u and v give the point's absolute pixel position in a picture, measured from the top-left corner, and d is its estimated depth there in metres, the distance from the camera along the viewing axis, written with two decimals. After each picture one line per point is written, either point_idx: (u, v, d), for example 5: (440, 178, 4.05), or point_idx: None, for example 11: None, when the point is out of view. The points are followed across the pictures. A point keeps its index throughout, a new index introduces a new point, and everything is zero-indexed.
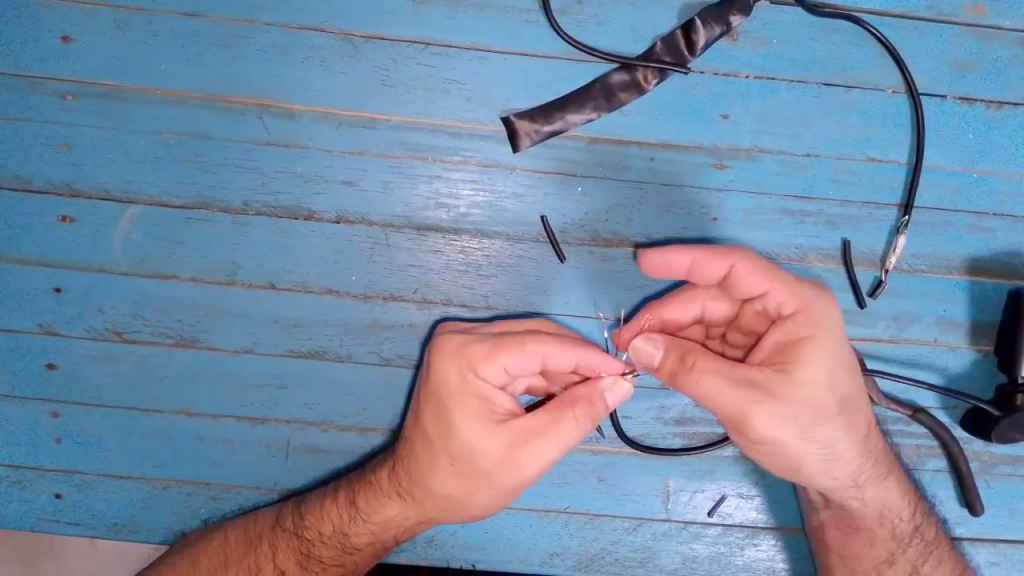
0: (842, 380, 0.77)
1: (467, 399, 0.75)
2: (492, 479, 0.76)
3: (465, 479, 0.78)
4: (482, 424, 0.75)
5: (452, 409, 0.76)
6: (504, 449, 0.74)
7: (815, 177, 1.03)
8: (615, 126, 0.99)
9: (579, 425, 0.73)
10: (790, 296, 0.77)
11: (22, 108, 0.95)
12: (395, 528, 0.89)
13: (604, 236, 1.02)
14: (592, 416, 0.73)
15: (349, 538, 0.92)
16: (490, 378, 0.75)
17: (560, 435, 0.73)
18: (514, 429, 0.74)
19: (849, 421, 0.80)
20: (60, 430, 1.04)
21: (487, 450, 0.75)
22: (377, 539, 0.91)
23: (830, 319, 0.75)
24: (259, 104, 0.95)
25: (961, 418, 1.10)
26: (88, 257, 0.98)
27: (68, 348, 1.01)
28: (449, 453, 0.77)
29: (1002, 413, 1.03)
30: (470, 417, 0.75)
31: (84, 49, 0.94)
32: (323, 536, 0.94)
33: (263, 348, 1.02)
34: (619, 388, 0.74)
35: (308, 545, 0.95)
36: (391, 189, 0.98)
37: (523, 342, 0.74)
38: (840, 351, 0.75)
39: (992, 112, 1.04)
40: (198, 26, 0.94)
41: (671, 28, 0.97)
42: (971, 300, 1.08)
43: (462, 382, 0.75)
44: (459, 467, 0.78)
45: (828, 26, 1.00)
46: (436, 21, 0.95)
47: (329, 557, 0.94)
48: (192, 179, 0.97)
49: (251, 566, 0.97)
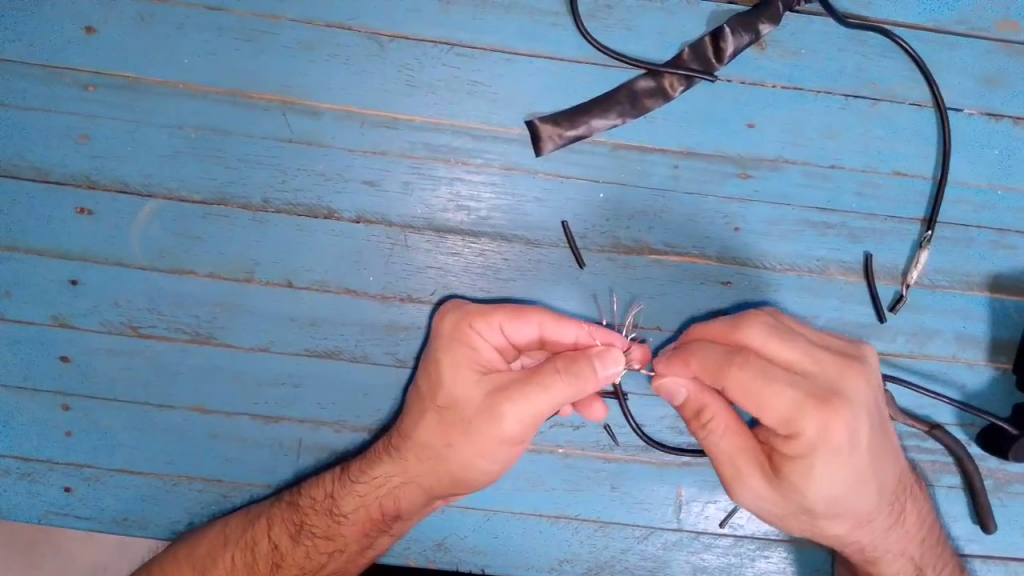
0: (833, 494, 0.74)
1: (456, 348, 0.75)
2: (469, 429, 0.74)
3: (445, 430, 0.76)
4: (466, 371, 0.75)
5: (440, 357, 0.76)
6: (485, 399, 0.73)
7: (840, 189, 1.03)
8: (640, 132, 0.98)
9: (565, 384, 0.69)
10: (782, 419, 0.69)
11: (41, 97, 0.93)
12: (379, 492, 0.86)
13: (624, 243, 1.01)
14: (577, 385, 0.68)
15: (337, 503, 0.89)
16: (484, 334, 0.76)
17: (545, 388, 0.69)
18: (498, 378, 0.73)
19: (852, 515, 0.78)
20: (72, 423, 1.01)
21: (467, 398, 0.74)
22: (364, 506, 0.87)
23: (829, 445, 0.70)
24: (282, 100, 0.94)
25: (977, 436, 1.09)
26: (105, 248, 0.96)
27: (81, 341, 0.99)
28: (434, 401, 0.77)
29: (1019, 432, 1.02)
30: (457, 365, 0.75)
31: (107, 40, 0.92)
32: (315, 503, 0.91)
33: (278, 346, 1.00)
34: (611, 357, 0.69)
35: (301, 516, 0.92)
36: (411, 190, 0.97)
37: (524, 308, 0.77)
38: (838, 469, 0.71)
39: (1018, 129, 1.03)
40: (221, 20, 0.92)
41: (699, 35, 0.96)
42: (990, 317, 1.08)
43: (455, 333, 0.76)
44: (440, 416, 0.76)
45: (858, 39, 0.99)
46: (463, 22, 0.94)
47: (319, 527, 0.90)
48: (212, 175, 0.95)
49: (248, 542, 0.94)
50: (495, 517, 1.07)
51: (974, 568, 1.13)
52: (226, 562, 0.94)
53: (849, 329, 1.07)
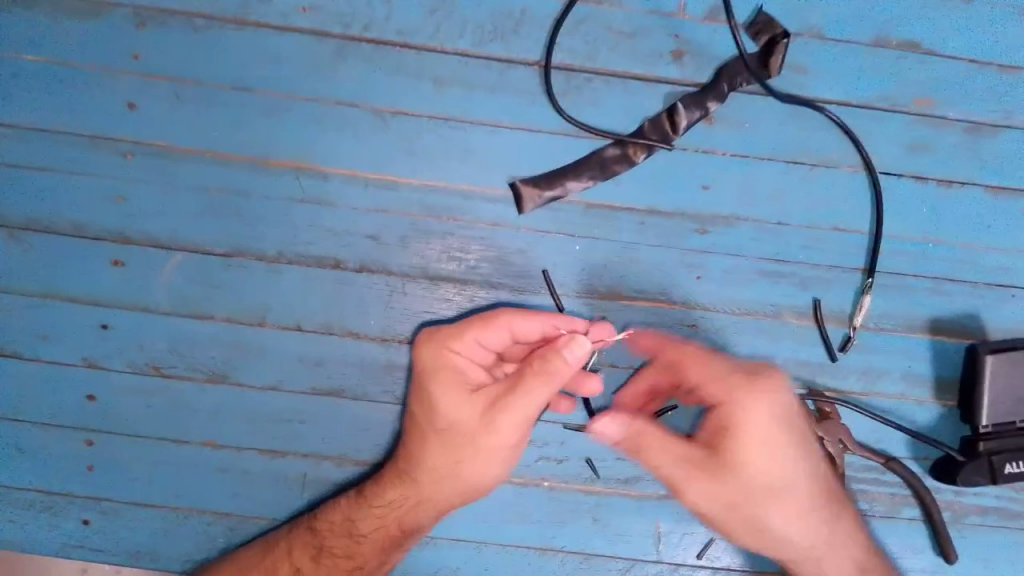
0: (761, 476, 0.91)
1: (443, 376, 0.88)
2: (472, 445, 0.86)
3: (449, 451, 0.88)
4: (456, 393, 0.87)
5: (428, 385, 0.88)
6: (479, 415, 0.85)
7: (788, 242, 1.16)
8: (610, 193, 1.13)
9: (547, 385, 0.79)
10: (716, 385, 0.92)
11: (86, 164, 1.07)
12: (397, 511, 0.97)
13: (599, 289, 1.15)
14: (554, 378, 0.79)
15: (356, 525, 0.99)
16: (461, 353, 0.89)
17: (530, 391, 0.80)
18: (483, 394, 0.85)
19: (780, 508, 0.93)
20: (93, 458, 1.10)
21: (460, 418, 0.86)
22: (383, 526, 0.98)
23: (744, 410, 0.90)
24: (298, 166, 1.08)
25: (933, 467, 1.18)
26: (133, 296, 1.08)
27: (106, 381, 1.09)
28: (433, 427, 0.89)
29: (964, 459, 1.14)
30: (444, 389, 0.87)
31: (147, 115, 1.06)
32: (333, 526, 1.01)
33: (286, 385, 1.10)
34: (574, 344, 0.78)
35: (320, 539, 1.02)
36: (409, 243, 1.10)
37: (490, 317, 0.90)
38: (769, 434, 0.90)
39: (942, 190, 1.18)
40: (247, 98, 1.07)
41: (657, 110, 1.12)
42: (933, 357, 1.19)
43: (436, 360, 0.89)
44: (442, 439, 0.88)
45: (797, 113, 1.14)
46: (456, 99, 1.09)
47: (339, 548, 1.01)
48: (234, 230, 1.08)
49: (267, 567, 1.03)
50: (485, 549, 1.14)
51: None
52: None
53: (802, 368, 1.19)
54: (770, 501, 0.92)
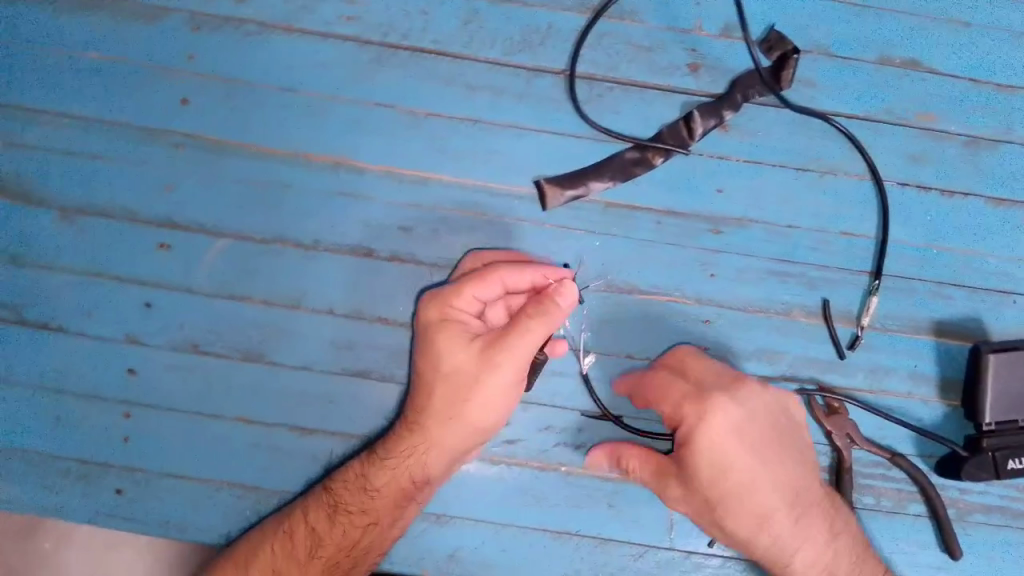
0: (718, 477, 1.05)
1: (445, 328, 1.02)
2: (476, 382, 1.00)
3: (455, 391, 1.01)
4: (459, 340, 1.00)
5: (435, 336, 1.02)
6: (478, 360, 0.99)
7: (797, 244, 1.22)
8: (630, 194, 1.19)
9: (543, 324, 0.95)
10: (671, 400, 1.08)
11: (140, 153, 1.15)
12: (408, 460, 1.06)
13: (618, 283, 1.20)
14: (549, 319, 0.95)
15: (370, 480, 1.07)
16: (461, 307, 1.02)
17: (528, 330, 0.96)
18: (482, 341, 1.00)
19: (743, 506, 1.06)
20: (130, 431, 1.15)
21: (463, 360, 1.00)
22: (394, 479, 1.07)
23: (696, 419, 1.04)
24: (336, 160, 1.16)
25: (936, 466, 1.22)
26: (177, 277, 1.14)
27: (148, 357, 1.15)
28: (439, 373, 1.02)
29: (969, 455, 1.17)
30: (449, 338, 1.01)
31: (199, 109, 1.15)
32: (347, 483, 1.08)
33: (317, 366, 1.15)
34: (565, 291, 0.94)
35: (336, 498, 1.08)
36: (438, 235, 1.17)
37: (487, 274, 1.02)
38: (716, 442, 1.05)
39: (944, 199, 1.24)
40: (293, 97, 1.15)
41: (674, 119, 1.19)
42: (938, 359, 1.24)
43: (441, 314, 1.02)
44: (447, 382, 1.02)
45: (805, 125, 1.21)
46: (486, 103, 1.17)
47: (353, 505, 1.08)
48: (274, 218, 1.15)
49: (286, 530, 1.09)
50: (503, 532, 1.18)
51: None
52: (267, 552, 1.08)
53: (812, 365, 1.22)
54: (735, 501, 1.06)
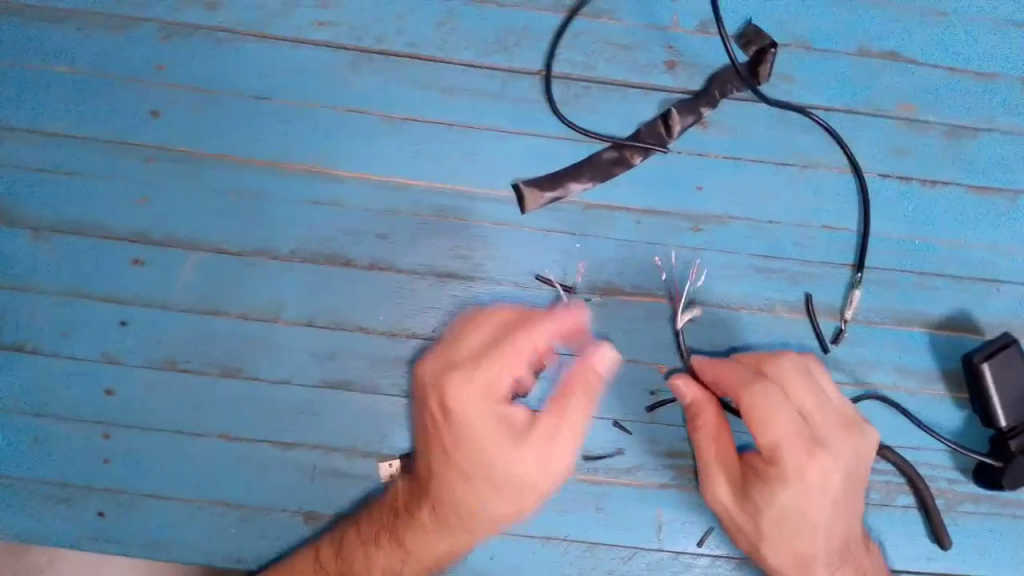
0: (784, 524, 0.93)
1: (455, 407, 0.90)
2: (505, 491, 0.89)
3: (482, 488, 0.90)
4: (498, 436, 0.86)
5: (467, 413, 0.86)
6: (518, 455, 0.86)
7: (779, 239, 1.22)
8: (609, 194, 1.18)
9: (589, 407, 0.89)
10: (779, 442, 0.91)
11: (111, 167, 1.13)
12: (423, 559, 1.00)
13: (601, 285, 1.18)
14: (591, 397, 0.90)
15: (372, 562, 1.03)
16: (493, 373, 0.86)
17: (574, 425, 0.88)
18: (506, 421, 0.92)
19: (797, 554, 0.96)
20: (110, 451, 1.13)
21: (508, 462, 0.87)
22: (412, 560, 1.01)
23: (794, 467, 0.90)
24: (312, 169, 1.14)
25: (974, 474, 1.21)
26: (154, 293, 1.13)
27: (126, 375, 1.13)
28: (469, 463, 0.88)
29: (1002, 463, 1.16)
30: (481, 405, 0.86)
31: (169, 121, 1.13)
32: (359, 558, 1.04)
33: (299, 378, 1.14)
34: (606, 361, 0.93)
35: (346, 567, 1.04)
36: (418, 241, 1.15)
37: (519, 333, 0.89)
38: (800, 494, 0.91)
39: (925, 189, 1.23)
40: (265, 106, 1.13)
41: (652, 117, 1.18)
42: (923, 350, 1.23)
43: (464, 384, 0.86)
44: (476, 479, 0.89)
45: (784, 118, 1.21)
46: (462, 106, 1.16)
47: (365, 572, 1.04)
48: (250, 230, 1.13)
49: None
50: (491, 539, 1.17)
51: None
52: None
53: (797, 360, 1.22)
54: (793, 549, 0.96)
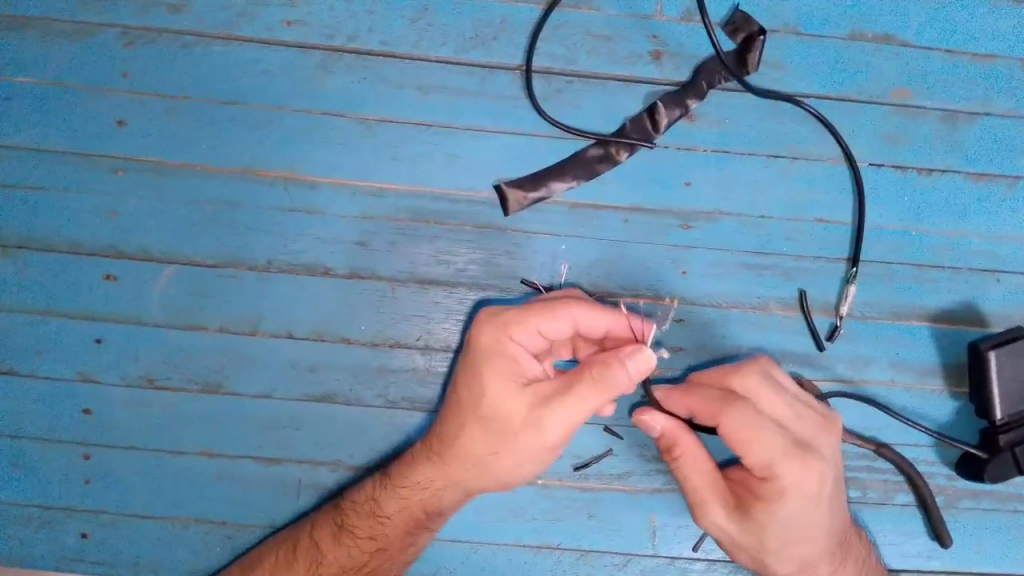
0: (778, 532, 0.93)
1: (498, 362, 0.88)
2: (513, 440, 0.88)
3: (490, 439, 0.90)
4: (508, 385, 0.88)
5: (484, 369, 0.89)
6: (526, 410, 0.86)
7: (771, 235, 1.18)
8: (594, 193, 1.14)
9: (596, 389, 0.81)
10: (769, 459, 0.90)
11: (78, 180, 1.09)
12: (422, 493, 0.98)
13: (587, 288, 1.15)
14: (610, 390, 0.80)
15: (380, 505, 1.01)
16: (517, 341, 0.89)
17: (580, 396, 0.82)
18: (536, 390, 0.86)
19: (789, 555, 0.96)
20: (90, 471, 1.11)
21: (511, 409, 0.87)
22: (406, 508, 1.00)
23: (789, 479, 0.90)
24: (285, 176, 1.10)
25: (957, 465, 1.19)
26: (127, 310, 1.09)
27: (102, 394, 1.10)
28: (476, 413, 0.90)
29: (988, 456, 1.14)
30: (497, 377, 0.88)
31: (135, 131, 1.09)
32: (356, 506, 1.03)
33: (279, 392, 1.11)
34: (639, 359, 0.80)
35: (342, 518, 1.03)
36: (398, 248, 1.12)
37: (557, 309, 0.89)
38: (794, 502, 0.91)
39: (922, 178, 1.19)
40: (234, 112, 1.09)
41: (637, 110, 1.14)
42: (920, 344, 1.20)
43: (496, 344, 0.89)
44: (486, 425, 0.89)
45: (774, 109, 1.16)
46: (439, 106, 1.11)
47: (362, 529, 1.02)
48: (223, 241, 1.10)
49: (290, 540, 1.06)
50: (482, 549, 1.15)
51: None
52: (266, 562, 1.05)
53: (790, 358, 1.19)
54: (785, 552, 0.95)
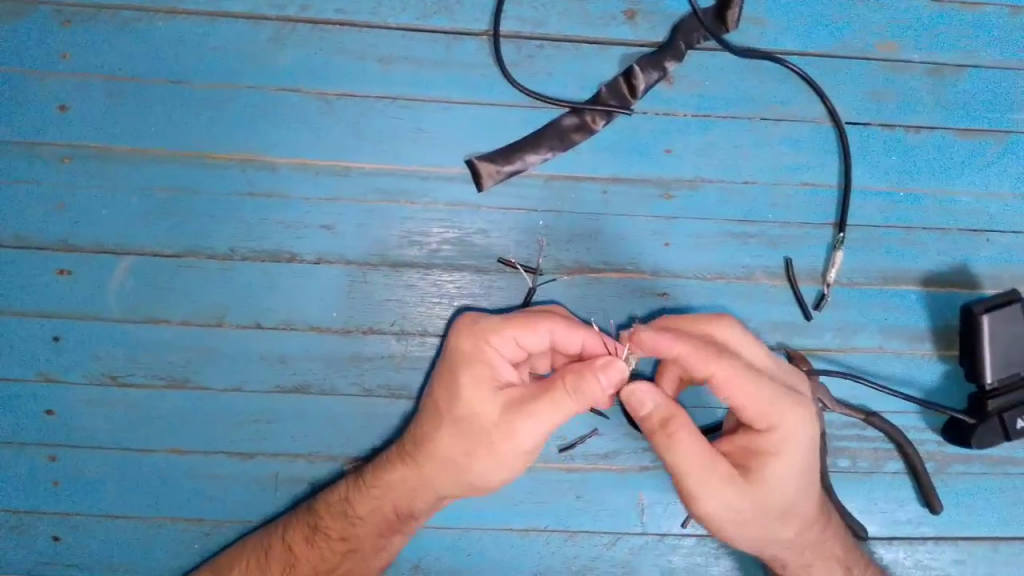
0: (778, 493, 0.87)
1: (475, 366, 0.85)
2: (488, 445, 0.84)
3: (463, 441, 0.86)
4: (484, 388, 0.84)
5: (461, 373, 0.85)
6: (499, 415, 0.83)
7: (754, 203, 1.13)
8: (570, 164, 1.09)
9: (574, 398, 0.79)
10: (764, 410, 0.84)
11: (22, 171, 1.03)
12: (394, 495, 0.96)
13: (566, 264, 1.10)
14: (584, 400, 0.78)
15: (352, 506, 0.98)
16: (498, 348, 0.85)
17: (555, 402, 0.80)
18: (513, 397, 0.83)
19: (788, 519, 0.90)
20: (58, 473, 1.07)
21: (484, 414, 0.84)
22: (379, 509, 0.97)
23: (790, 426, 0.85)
24: (243, 158, 1.04)
25: (942, 428, 1.17)
26: (84, 306, 1.04)
27: (64, 394, 1.06)
28: (452, 414, 0.86)
29: (975, 420, 1.12)
30: (474, 380, 0.84)
31: (79, 116, 1.02)
32: (330, 507, 1.00)
33: (249, 385, 1.07)
34: (612, 369, 0.76)
35: (315, 520, 1.01)
36: (367, 230, 1.07)
37: (536, 321, 0.85)
38: (795, 451, 0.86)
39: (911, 135, 1.15)
40: (184, 91, 1.03)
41: (613, 75, 1.08)
42: (910, 309, 1.17)
43: (475, 351, 0.85)
44: (458, 428, 0.86)
45: (755, 67, 1.11)
46: (403, 77, 1.05)
47: (334, 530, 1.00)
48: (182, 230, 1.04)
49: (261, 545, 1.03)
50: (467, 535, 1.13)
51: (928, 549, 1.20)
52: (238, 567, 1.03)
53: (778, 329, 1.16)
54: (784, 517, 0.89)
